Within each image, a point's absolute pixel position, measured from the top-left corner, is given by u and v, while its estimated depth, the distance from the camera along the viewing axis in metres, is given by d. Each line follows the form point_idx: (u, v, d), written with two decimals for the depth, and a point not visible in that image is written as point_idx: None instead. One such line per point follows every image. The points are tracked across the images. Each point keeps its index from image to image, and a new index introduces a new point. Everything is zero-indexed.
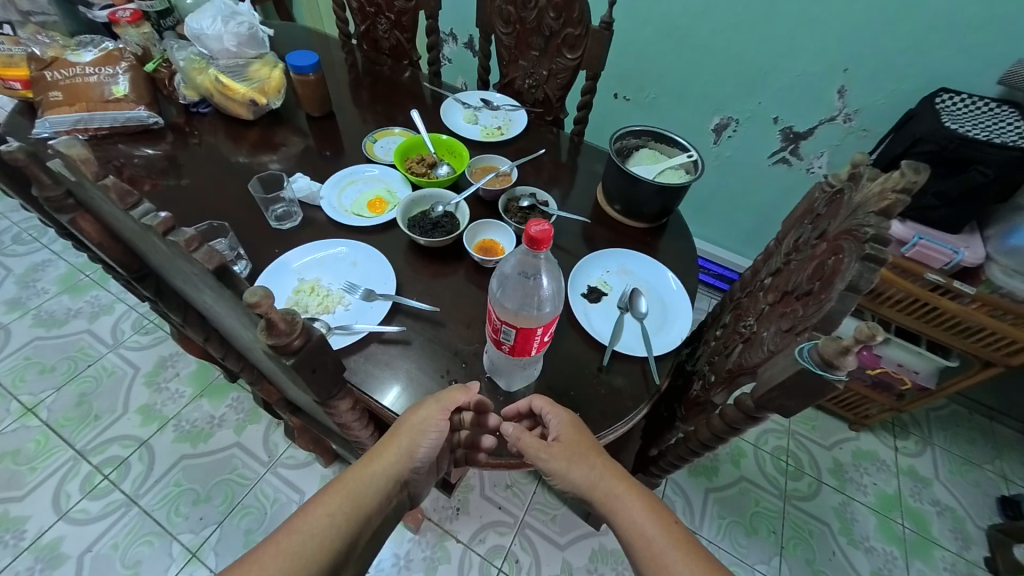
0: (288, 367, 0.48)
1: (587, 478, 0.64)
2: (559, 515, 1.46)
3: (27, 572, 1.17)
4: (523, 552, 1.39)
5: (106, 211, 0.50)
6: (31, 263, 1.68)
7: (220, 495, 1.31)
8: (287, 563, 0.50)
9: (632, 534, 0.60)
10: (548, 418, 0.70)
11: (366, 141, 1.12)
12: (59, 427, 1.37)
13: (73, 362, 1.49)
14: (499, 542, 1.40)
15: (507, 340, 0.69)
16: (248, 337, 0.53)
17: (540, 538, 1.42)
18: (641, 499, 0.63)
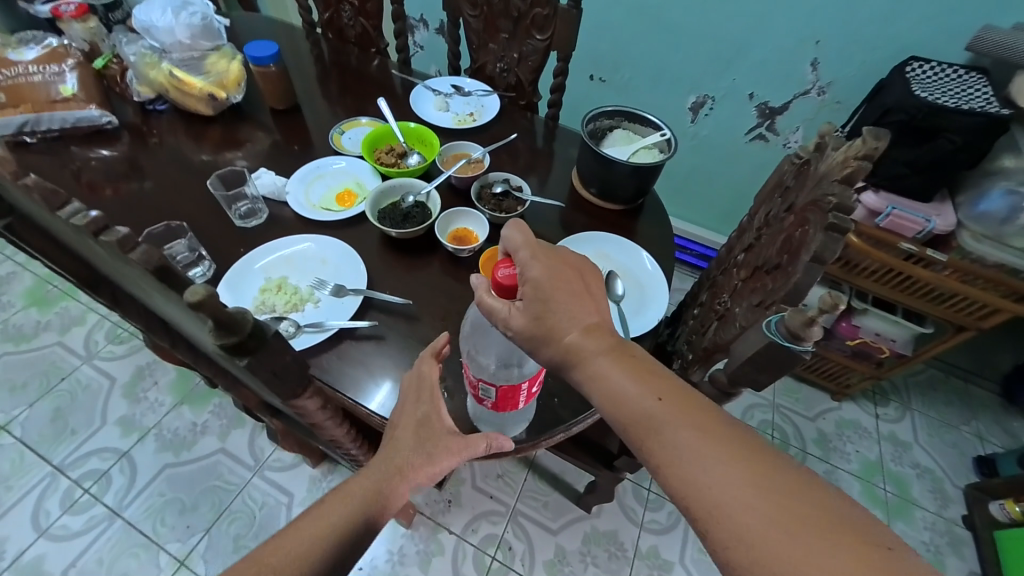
0: (243, 366, 0.47)
1: (562, 342, 0.58)
2: (551, 501, 1.48)
3: None
4: (516, 539, 1.41)
5: (50, 230, 0.49)
6: None
7: (206, 504, 1.27)
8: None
9: (619, 411, 0.54)
10: (531, 263, 0.60)
11: (332, 133, 1.09)
12: (35, 444, 1.34)
13: (45, 378, 1.44)
14: (492, 531, 1.41)
15: (488, 397, 0.66)
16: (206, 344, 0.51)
17: (533, 525, 1.43)
18: (624, 365, 0.55)
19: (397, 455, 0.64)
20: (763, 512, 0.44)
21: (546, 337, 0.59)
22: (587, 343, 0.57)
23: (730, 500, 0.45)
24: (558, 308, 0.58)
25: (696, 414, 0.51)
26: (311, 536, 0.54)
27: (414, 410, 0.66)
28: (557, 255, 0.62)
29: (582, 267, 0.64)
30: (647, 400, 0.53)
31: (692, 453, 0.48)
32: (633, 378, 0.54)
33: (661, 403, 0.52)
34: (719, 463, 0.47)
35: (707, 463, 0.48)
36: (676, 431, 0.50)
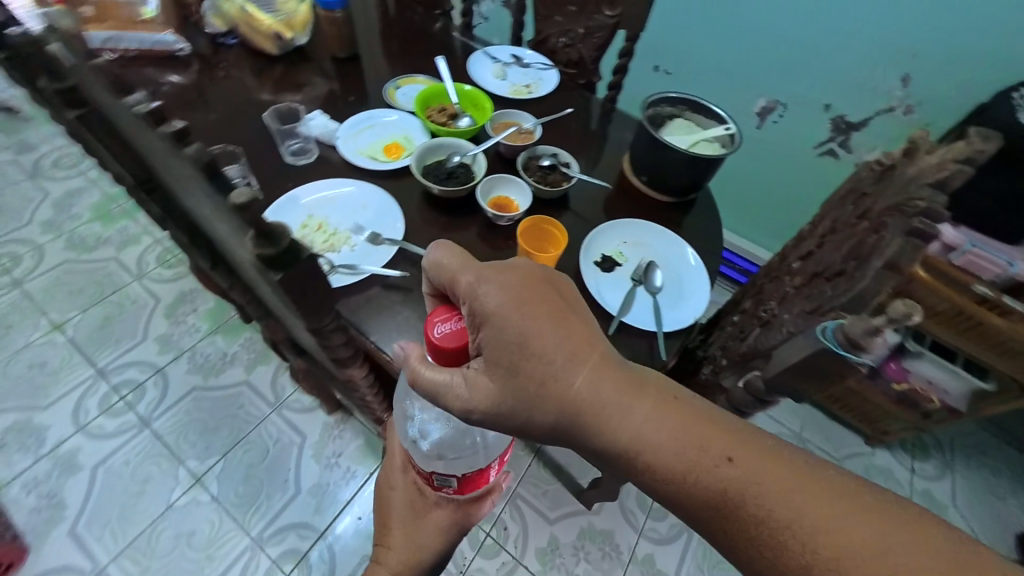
0: (276, 283, 0.46)
1: (555, 386, 0.46)
2: (551, 491, 1.46)
3: (39, 479, 1.10)
4: (511, 521, 1.40)
5: (116, 121, 0.50)
6: (67, 188, 1.62)
7: (227, 429, 1.18)
8: None
9: (642, 456, 0.45)
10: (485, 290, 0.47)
11: (388, 87, 1.10)
12: (76, 339, 1.30)
13: (98, 287, 1.42)
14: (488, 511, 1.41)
15: (450, 485, 0.61)
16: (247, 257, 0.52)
17: (530, 512, 1.42)
18: (633, 394, 0.47)
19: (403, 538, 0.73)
20: (839, 518, 0.40)
21: (540, 406, 0.47)
22: (609, 400, 0.46)
23: (826, 533, 0.39)
24: (537, 340, 0.46)
25: (763, 464, 0.43)
26: None
27: (395, 495, 0.77)
28: (514, 272, 0.49)
29: (566, 297, 0.51)
30: (709, 461, 0.43)
31: (784, 515, 0.41)
32: (670, 431, 0.45)
33: (721, 460, 0.43)
34: (812, 514, 0.40)
35: (801, 519, 0.40)
36: (757, 492, 0.42)
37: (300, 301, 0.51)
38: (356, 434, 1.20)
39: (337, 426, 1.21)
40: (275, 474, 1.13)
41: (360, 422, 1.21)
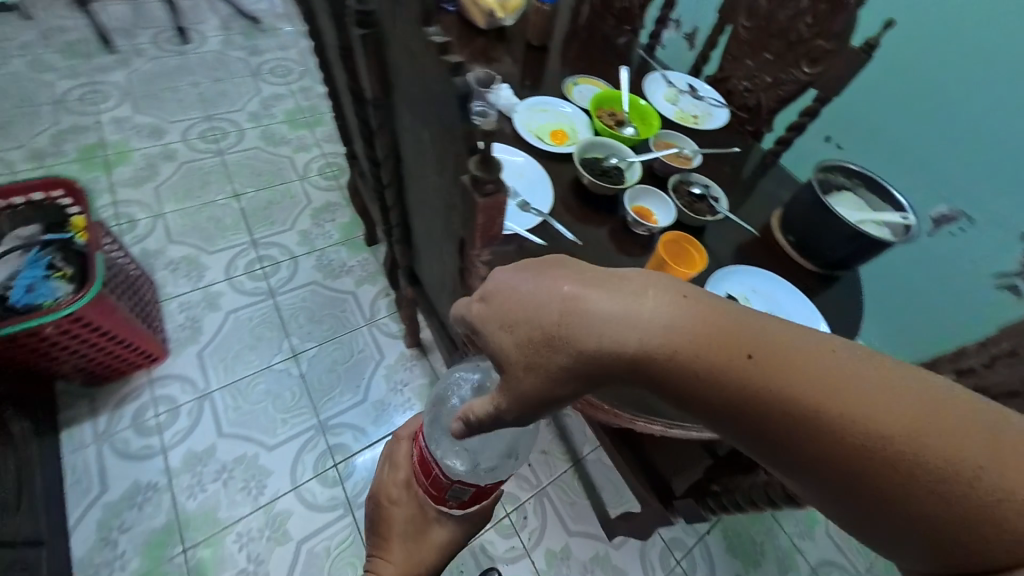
0: (474, 207, 0.51)
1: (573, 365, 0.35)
2: (579, 503, 1.16)
3: (190, 305, 1.28)
4: (532, 514, 1.12)
5: (391, 42, 0.62)
6: (273, 91, 1.91)
7: (329, 323, 1.31)
8: None
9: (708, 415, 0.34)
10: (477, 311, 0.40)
11: (568, 82, 1.18)
12: (245, 209, 1.53)
13: (271, 177, 1.64)
14: (512, 491, 1.14)
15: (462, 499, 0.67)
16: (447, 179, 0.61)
17: (551, 509, 1.14)
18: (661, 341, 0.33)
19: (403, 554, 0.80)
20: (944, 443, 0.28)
21: (556, 380, 0.35)
22: (634, 341, 0.33)
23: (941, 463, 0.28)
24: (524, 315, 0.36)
25: (798, 372, 0.31)
26: None
27: (395, 514, 0.84)
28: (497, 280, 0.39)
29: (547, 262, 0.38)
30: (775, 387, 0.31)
31: (859, 434, 0.29)
32: (671, 339, 0.32)
33: (740, 365, 0.32)
34: (902, 426, 0.28)
35: (898, 439, 0.28)
36: (820, 427, 0.30)
37: (472, 231, 0.57)
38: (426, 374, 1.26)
39: (415, 360, 1.28)
40: (352, 378, 1.22)
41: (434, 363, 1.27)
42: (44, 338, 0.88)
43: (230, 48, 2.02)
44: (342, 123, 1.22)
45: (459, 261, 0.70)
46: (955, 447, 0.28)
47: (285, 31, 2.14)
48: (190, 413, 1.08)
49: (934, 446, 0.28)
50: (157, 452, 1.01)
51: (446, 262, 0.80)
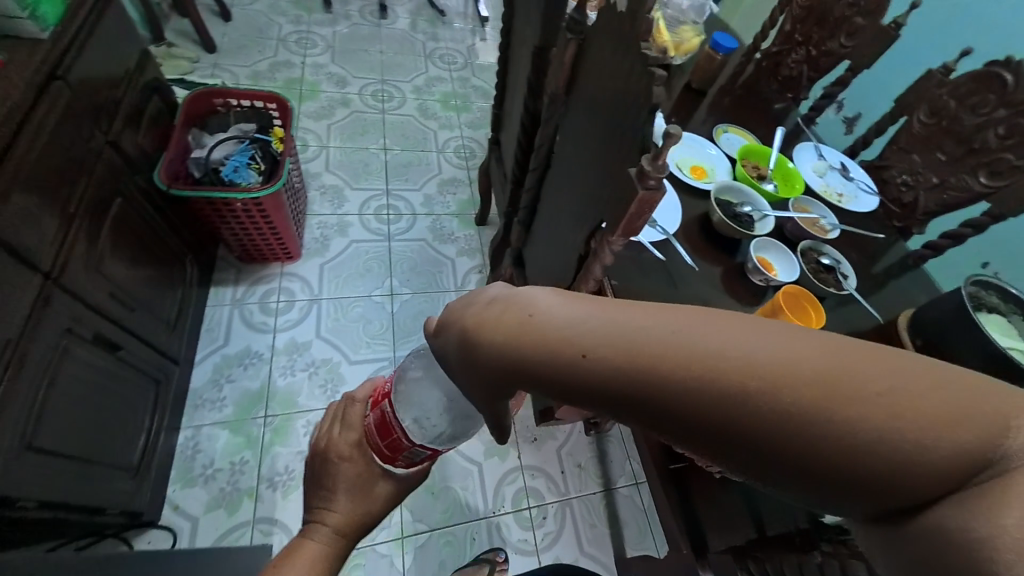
0: (630, 198, 0.57)
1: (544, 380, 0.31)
2: (600, 531, 1.11)
3: (322, 225, 1.46)
4: (551, 518, 1.10)
5: (593, 45, 0.70)
6: (439, 74, 2.16)
7: (425, 278, 1.42)
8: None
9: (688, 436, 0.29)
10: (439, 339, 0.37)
11: (718, 127, 1.18)
12: (388, 162, 1.74)
13: (416, 143, 1.84)
14: (539, 488, 1.12)
15: (412, 461, 0.51)
16: (603, 173, 0.67)
17: (572, 523, 1.10)
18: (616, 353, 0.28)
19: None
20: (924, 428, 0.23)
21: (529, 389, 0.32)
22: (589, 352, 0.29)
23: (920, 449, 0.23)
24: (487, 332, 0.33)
25: (648, 369, 0.27)
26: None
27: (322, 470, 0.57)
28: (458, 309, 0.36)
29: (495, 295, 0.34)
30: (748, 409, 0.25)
31: (724, 419, 0.26)
32: (565, 339, 0.30)
33: (579, 365, 0.29)
34: (761, 399, 0.25)
35: (816, 425, 0.24)
36: (737, 440, 0.26)
37: (617, 217, 0.62)
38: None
39: None
40: None
41: None
42: (233, 208, 1.07)
43: (414, 30, 2.31)
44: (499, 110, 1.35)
45: (586, 244, 0.75)
46: (835, 388, 0.24)
47: (462, 26, 2.39)
48: (302, 309, 1.23)
49: (820, 396, 0.24)
50: (270, 330, 1.17)
51: (566, 248, 0.86)
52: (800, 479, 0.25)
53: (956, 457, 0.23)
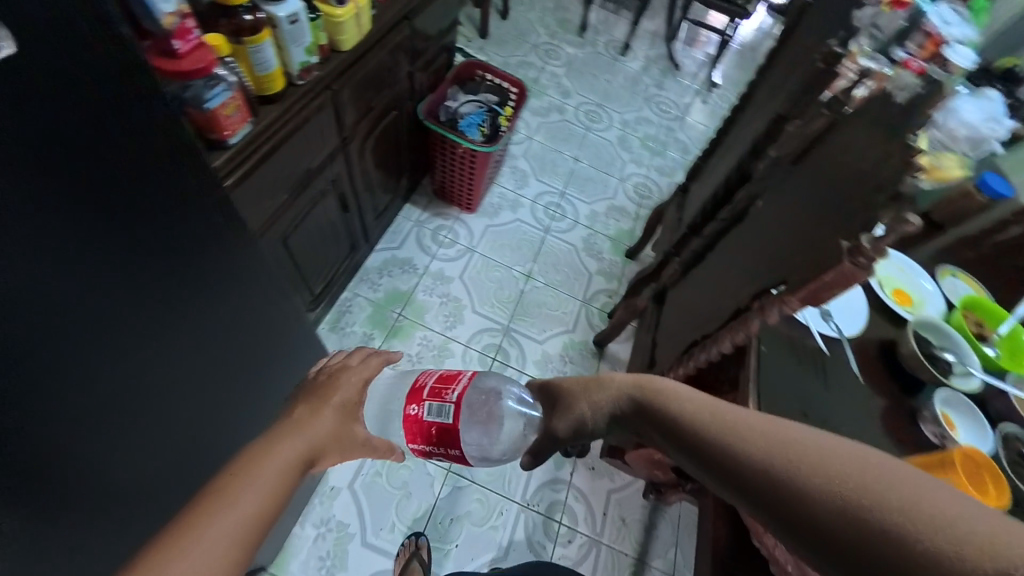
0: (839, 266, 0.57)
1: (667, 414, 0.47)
2: None
3: (498, 195, 1.60)
4: (574, 548, 1.05)
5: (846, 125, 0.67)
6: (652, 114, 2.24)
7: (561, 277, 1.48)
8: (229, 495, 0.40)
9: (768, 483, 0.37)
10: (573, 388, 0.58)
11: (946, 267, 1.03)
12: (574, 170, 1.83)
13: (604, 163, 1.92)
14: (576, 513, 1.09)
15: (421, 419, 0.54)
16: (808, 245, 0.65)
17: (591, 566, 1.04)
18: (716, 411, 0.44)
19: (255, 516, 0.40)
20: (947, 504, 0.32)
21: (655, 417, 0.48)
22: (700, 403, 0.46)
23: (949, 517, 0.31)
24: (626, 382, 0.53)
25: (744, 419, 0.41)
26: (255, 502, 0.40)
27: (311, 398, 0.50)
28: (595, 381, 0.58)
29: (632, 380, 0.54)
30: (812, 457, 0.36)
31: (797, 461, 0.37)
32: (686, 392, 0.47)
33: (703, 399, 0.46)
34: (823, 451, 0.37)
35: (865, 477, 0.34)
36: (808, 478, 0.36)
37: (805, 281, 0.64)
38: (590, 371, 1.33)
39: (592, 354, 1.36)
40: (546, 324, 1.37)
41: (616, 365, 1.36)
42: (454, 151, 1.30)
43: (645, 72, 2.40)
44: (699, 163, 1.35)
45: (749, 299, 0.77)
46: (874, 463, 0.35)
47: (688, 84, 2.44)
48: (458, 251, 1.41)
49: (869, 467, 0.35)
50: (430, 254, 1.37)
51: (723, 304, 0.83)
52: (853, 536, 0.33)
53: (991, 537, 0.29)
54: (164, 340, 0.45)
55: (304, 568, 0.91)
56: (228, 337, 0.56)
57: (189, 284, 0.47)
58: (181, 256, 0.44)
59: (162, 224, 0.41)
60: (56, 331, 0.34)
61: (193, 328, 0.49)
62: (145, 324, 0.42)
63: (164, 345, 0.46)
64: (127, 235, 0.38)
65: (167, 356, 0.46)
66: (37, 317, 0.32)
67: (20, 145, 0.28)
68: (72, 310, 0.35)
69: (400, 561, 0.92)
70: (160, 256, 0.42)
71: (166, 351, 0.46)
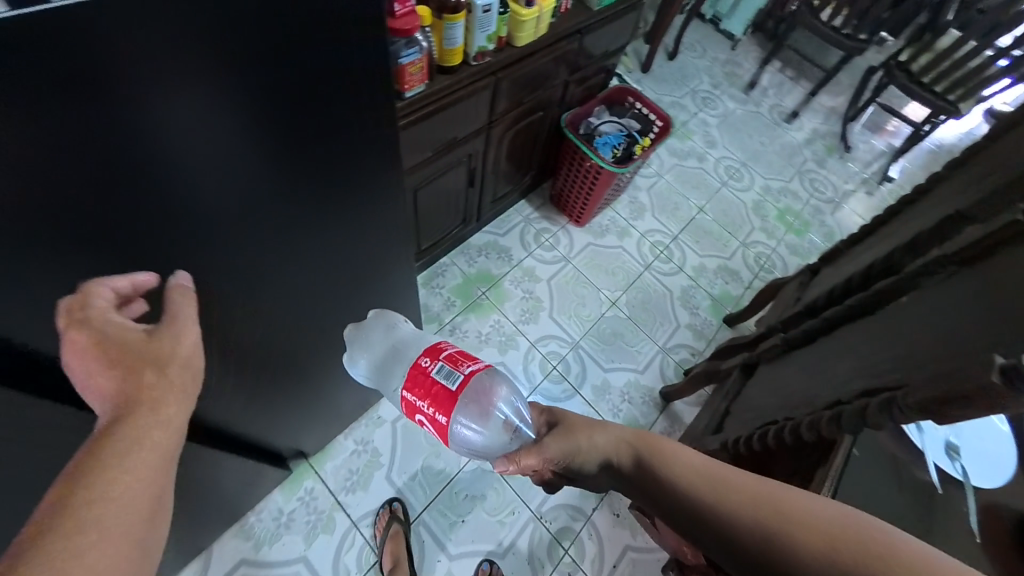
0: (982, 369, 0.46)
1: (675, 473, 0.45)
2: None
3: (610, 220, 1.60)
4: None
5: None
6: (802, 189, 2.05)
7: (647, 316, 1.43)
8: (110, 486, 0.30)
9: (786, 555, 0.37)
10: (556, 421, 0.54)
11: None
12: (695, 219, 1.74)
13: (731, 221, 1.81)
14: (584, 550, 1.00)
15: (424, 376, 0.46)
16: (949, 344, 0.54)
17: None
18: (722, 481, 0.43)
19: (143, 501, 0.31)
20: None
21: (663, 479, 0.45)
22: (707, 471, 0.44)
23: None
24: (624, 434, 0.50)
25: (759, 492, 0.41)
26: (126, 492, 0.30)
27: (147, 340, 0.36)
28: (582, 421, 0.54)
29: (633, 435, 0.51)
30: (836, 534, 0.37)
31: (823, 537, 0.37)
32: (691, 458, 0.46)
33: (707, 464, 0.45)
34: (847, 533, 0.37)
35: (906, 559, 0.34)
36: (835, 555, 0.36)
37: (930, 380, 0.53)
38: (645, 418, 1.26)
39: (654, 404, 1.28)
40: (616, 355, 1.33)
41: (677, 416, 1.28)
42: (582, 164, 1.34)
43: (807, 145, 2.22)
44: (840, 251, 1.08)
45: (853, 393, 0.63)
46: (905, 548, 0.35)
47: (855, 170, 2.20)
48: (555, 258, 1.44)
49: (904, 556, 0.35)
50: (528, 251, 1.43)
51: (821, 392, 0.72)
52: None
53: None
54: (308, 222, 0.55)
55: (335, 472, 0.97)
56: (354, 255, 0.65)
57: (342, 186, 0.55)
58: (337, 161, 0.53)
59: (340, 127, 0.50)
60: (233, 173, 0.43)
61: (333, 223, 0.58)
62: (293, 204, 0.51)
63: (308, 226, 0.55)
64: (304, 124, 0.46)
65: (306, 237, 0.56)
66: (229, 159, 0.42)
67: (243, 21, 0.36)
68: (254, 167, 0.44)
69: (382, 526, 0.92)
70: (322, 153, 0.50)
71: (308, 231, 0.56)
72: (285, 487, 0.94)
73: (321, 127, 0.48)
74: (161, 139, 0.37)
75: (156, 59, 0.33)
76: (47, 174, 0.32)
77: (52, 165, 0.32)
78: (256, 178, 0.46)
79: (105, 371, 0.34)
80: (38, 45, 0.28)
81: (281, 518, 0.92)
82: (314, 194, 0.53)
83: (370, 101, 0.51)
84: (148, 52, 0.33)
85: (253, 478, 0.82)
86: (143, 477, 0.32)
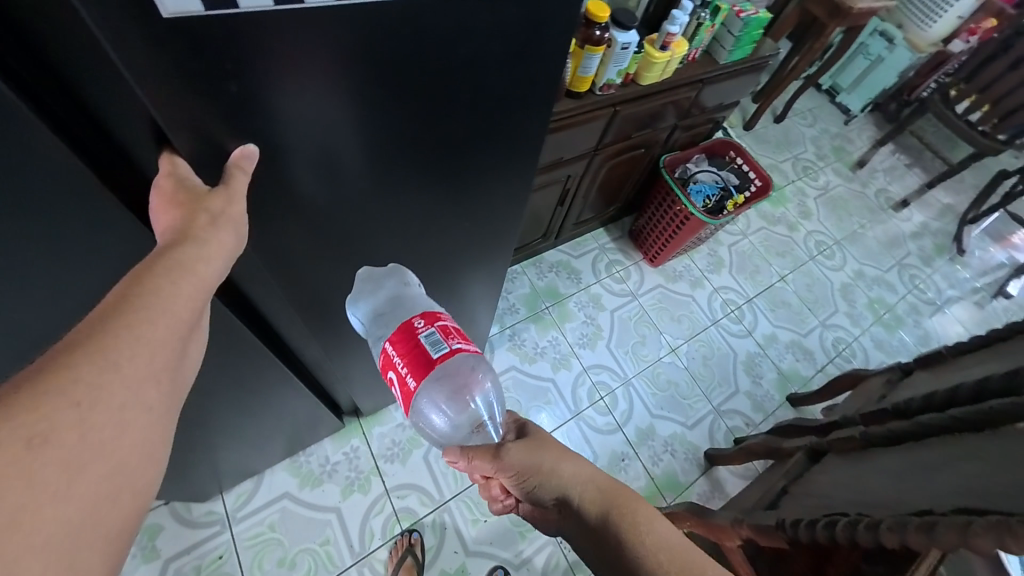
0: None
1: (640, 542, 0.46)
2: None
3: (686, 268, 1.57)
4: None
5: None
6: (900, 282, 1.89)
7: (707, 373, 1.38)
8: (136, 324, 0.27)
9: None
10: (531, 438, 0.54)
11: None
12: (774, 287, 1.67)
13: (814, 298, 1.71)
14: None
15: (412, 338, 0.42)
16: None
17: None
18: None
19: (168, 347, 0.28)
20: None
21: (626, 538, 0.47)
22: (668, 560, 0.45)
23: None
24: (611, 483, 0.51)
25: None
26: (152, 329, 0.28)
27: (193, 205, 0.35)
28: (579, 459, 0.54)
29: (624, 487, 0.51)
30: None
31: None
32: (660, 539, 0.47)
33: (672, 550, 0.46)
34: None
35: None
36: None
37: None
38: (686, 477, 1.20)
39: (697, 464, 1.22)
40: (667, 404, 1.29)
41: (719, 472, 1.22)
42: (672, 206, 1.34)
43: (914, 239, 2.05)
44: (941, 356, 0.93)
45: (948, 508, 0.51)
46: None
47: (966, 276, 2.00)
48: (623, 292, 1.44)
49: None
50: (598, 277, 1.44)
51: (890, 477, 0.66)
52: None
53: None
54: (415, 201, 0.54)
55: (381, 437, 1.02)
56: (464, 249, 0.70)
57: (452, 175, 0.54)
58: (492, 160, 0.55)
59: (506, 128, 0.51)
60: (411, 147, 0.47)
61: (462, 213, 0.61)
62: (443, 189, 0.55)
63: (415, 204, 0.55)
64: (478, 120, 0.48)
65: (440, 221, 0.60)
66: (410, 133, 0.45)
67: (483, 27, 0.39)
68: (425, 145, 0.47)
69: (394, 554, 0.91)
70: (482, 150, 0.53)
71: (417, 211, 0.56)
72: (336, 437, 1.01)
73: (492, 126, 0.50)
74: (289, 110, 0.37)
75: (299, 37, 0.32)
76: (206, 116, 0.34)
77: (259, 101, 0.35)
78: (421, 157, 0.48)
79: (163, 209, 0.35)
80: (262, 23, 0.30)
81: (326, 465, 0.98)
82: (425, 177, 0.51)
83: (528, 116, 0.52)
84: (292, 32, 0.32)
85: (313, 419, 0.90)
86: (195, 294, 0.31)
